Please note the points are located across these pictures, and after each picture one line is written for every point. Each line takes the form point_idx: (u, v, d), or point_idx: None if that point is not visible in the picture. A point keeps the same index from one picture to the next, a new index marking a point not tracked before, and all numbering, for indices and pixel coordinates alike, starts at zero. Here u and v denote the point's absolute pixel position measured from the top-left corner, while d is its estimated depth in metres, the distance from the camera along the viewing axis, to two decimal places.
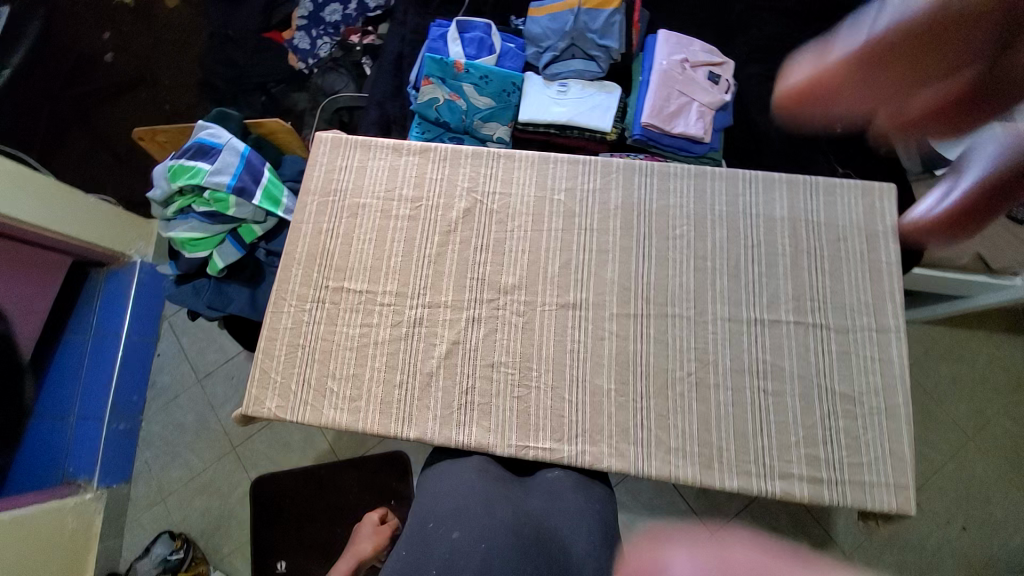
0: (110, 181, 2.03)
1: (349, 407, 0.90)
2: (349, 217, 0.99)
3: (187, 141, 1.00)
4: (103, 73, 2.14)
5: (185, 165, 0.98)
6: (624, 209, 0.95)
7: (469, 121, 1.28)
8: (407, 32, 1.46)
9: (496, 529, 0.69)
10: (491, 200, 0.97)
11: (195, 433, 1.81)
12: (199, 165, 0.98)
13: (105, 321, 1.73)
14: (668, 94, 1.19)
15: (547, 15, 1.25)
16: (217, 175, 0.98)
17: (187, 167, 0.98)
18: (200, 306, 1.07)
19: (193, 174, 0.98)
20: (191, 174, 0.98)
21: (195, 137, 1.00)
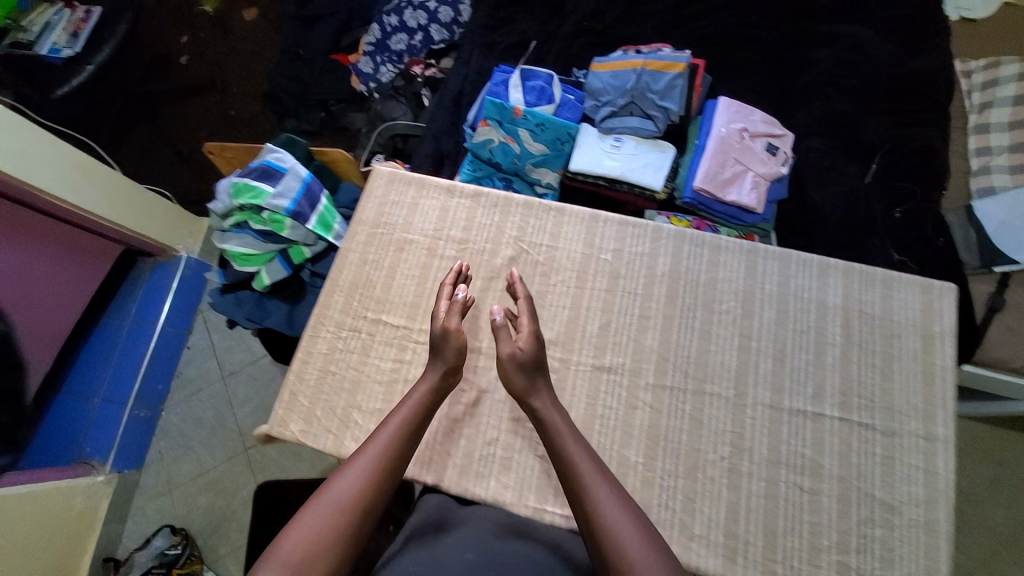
0: (169, 176, 2.13)
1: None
2: (395, 251, 1.01)
3: (255, 162, 1.04)
4: (177, 74, 2.27)
5: (249, 184, 1.02)
6: (670, 276, 0.94)
7: (520, 164, 1.32)
8: (470, 71, 1.52)
9: (510, 559, 0.68)
10: (538, 251, 0.98)
11: (211, 429, 1.82)
12: (263, 185, 1.02)
13: (145, 311, 1.79)
14: (724, 161, 1.19)
15: (609, 73, 1.29)
16: (278, 197, 1.01)
17: (252, 186, 1.02)
18: (240, 317, 1.11)
19: (256, 194, 1.02)
20: (255, 194, 1.02)
21: (262, 160, 1.04)
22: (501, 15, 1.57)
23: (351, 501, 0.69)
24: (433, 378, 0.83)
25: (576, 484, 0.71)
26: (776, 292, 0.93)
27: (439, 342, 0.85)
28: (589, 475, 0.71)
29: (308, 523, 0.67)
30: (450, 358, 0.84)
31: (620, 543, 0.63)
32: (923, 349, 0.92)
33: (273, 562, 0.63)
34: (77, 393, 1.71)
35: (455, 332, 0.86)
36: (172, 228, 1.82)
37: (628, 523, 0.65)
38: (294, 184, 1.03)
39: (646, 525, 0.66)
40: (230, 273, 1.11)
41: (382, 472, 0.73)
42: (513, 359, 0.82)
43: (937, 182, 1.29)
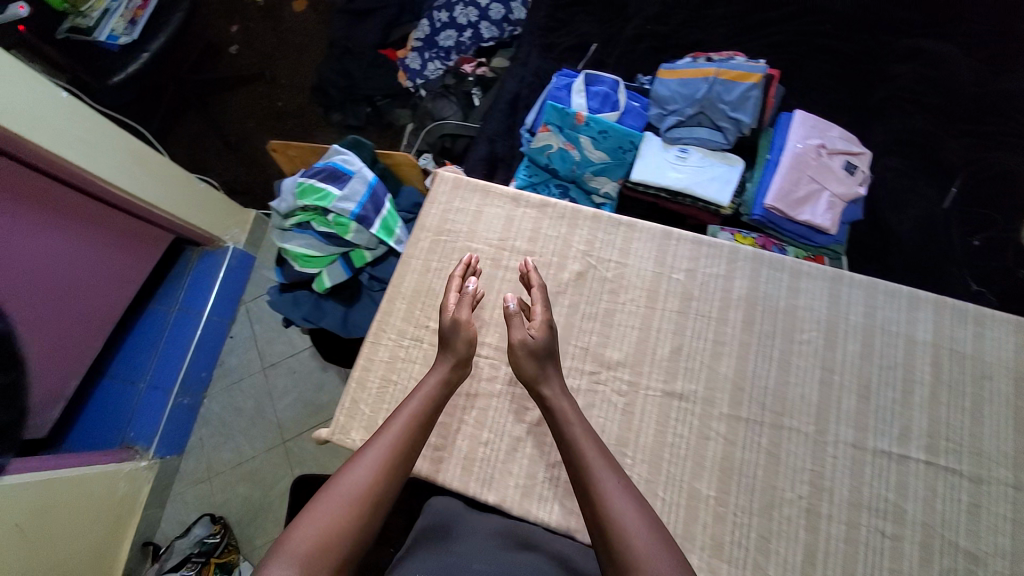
0: (216, 165, 2.15)
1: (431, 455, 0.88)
2: (459, 260, 0.99)
3: (320, 164, 1.04)
4: (227, 63, 2.29)
5: (315, 186, 1.02)
6: (747, 301, 0.90)
7: (579, 172, 1.29)
8: (527, 73, 1.49)
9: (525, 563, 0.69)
10: (606, 267, 0.94)
11: (251, 419, 1.85)
12: (329, 188, 1.02)
13: (191, 301, 1.81)
14: (798, 179, 1.13)
15: (678, 80, 1.23)
16: (344, 201, 1.01)
17: (318, 188, 1.02)
18: (296, 317, 1.12)
19: (322, 196, 1.02)
20: (320, 197, 1.02)
21: (329, 161, 1.04)
22: (561, 15, 1.53)
23: (362, 491, 0.71)
24: (444, 370, 0.85)
25: (586, 474, 0.72)
26: (862, 324, 0.90)
27: (450, 333, 0.86)
28: (598, 467, 0.72)
29: (318, 510, 0.69)
30: (461, 350, 0.86)
31: (628, 532, 0.65)
32: (1018, 393, 0.86)
33: (286, 549, 0.65)
34: (121, 378, 1.74)
35: (465, 324, 0.87)
36: (220, 219, 1.84)
37: (637, 515, 0.67)
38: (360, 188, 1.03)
39: (652, 518, 0.68)
40: (290, 273, 1.11)
41: (391, 464, 0.75)
42: (525, 346, 0.83)
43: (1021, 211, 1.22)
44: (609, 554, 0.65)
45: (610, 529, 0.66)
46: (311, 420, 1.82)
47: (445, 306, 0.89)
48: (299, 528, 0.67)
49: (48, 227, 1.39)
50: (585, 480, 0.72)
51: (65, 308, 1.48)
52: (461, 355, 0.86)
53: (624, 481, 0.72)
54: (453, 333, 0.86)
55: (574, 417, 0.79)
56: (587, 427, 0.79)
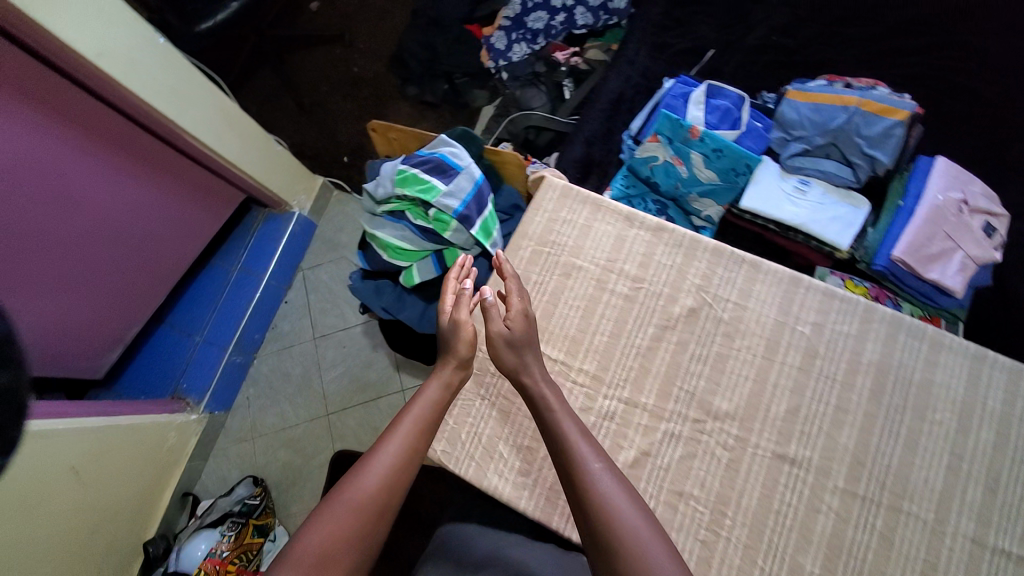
0: (285, 125, 2.12)
1: (513, 479, 0.84)
2: (561, 276, 0.93)
3: (428, 155, 1.00)
4: (306, 20, 2.23)
5: (421, 177, 0.98)
6: (877, 369, 0.83)
7: (683, 191, 1.20)
8: (634, 74, 1.39)
9: None
10: (723, 307, 0.87)
11: (297, 386, 1.85)
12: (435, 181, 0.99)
13: (253, 262, 1.81)
14: (932, 234, 1.03)
15: (812, 104, 1.13)
16: (450, 197, 0.98)
17: (423, 179, 0.98)
18: (376, 306, 1.08)
19: (427, 189, 0.98)
20: (424, 189, 0.98)
21: (437, 153, 1.00)
22: (677, 14, 1.43)
23: (369, 497, 0.74)
24: (446, 374, 0.86)
25: (568, 456, 0.73)
26: (1001, 412, 0.81)
27: (450, 335, 0.86)
28: (583, 451, 0.73)
29: (326, 519, 0.71)
30: (462, 351, 0.85)
31: (617, 522, 0.67)
32: None
33: (298, 550, 0.69)
34: (181, 330, 1.76)
35: (465, 326, 0.86)
36: (288, 184, 1.80)
37: (625, 504, 0.69)
38: (466, 187, 0.99)
39: (643, 510, 0.70)
40: (377, 260, 1.08)
41: (396, 470, 0.77)
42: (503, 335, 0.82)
43: None
44: (595, 540, 0.68)
45: (595, 515, 0.68)
46: (355, 397, 1.81)
47: (443, 307, 0.89)
48: (309, 537, 0.69)
49: (130, 177, 1.36)
50: (564, 459, 0.74)
51: (135, 258, 1.47)
52: (462, 358, 0.85)
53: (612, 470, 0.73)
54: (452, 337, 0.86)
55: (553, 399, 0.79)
56: (567, 407, 0.80)
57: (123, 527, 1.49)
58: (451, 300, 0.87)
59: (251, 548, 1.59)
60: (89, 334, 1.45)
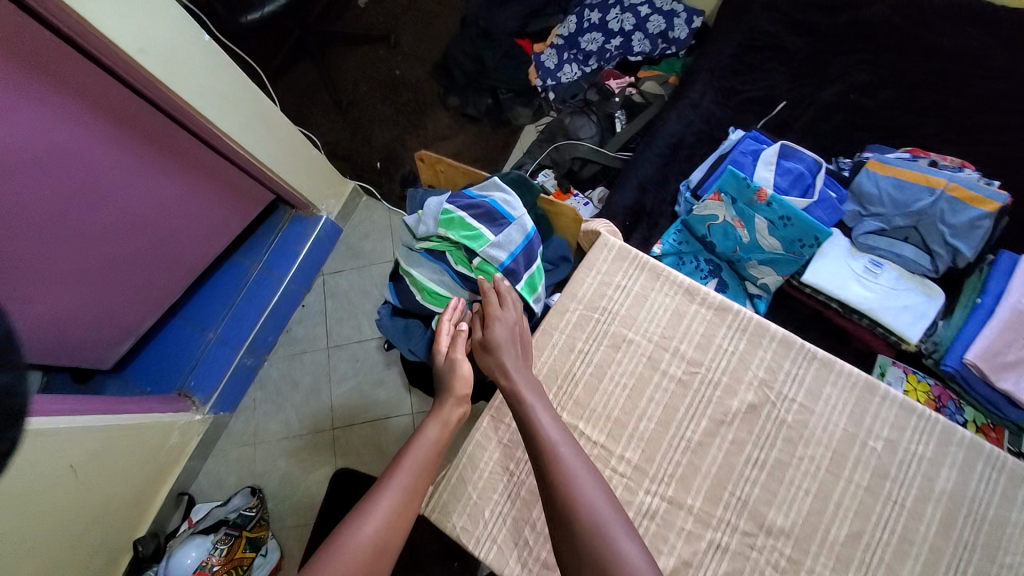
0: (320, 122, 2.06)
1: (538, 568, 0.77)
2: (608, 347, 0.85)
3: (479, 200, 0.95)
4: (353, 16, 2.17)
5: (468, 223, 0.92)
6: (950, 499, 0.75)
7: (740, 255, 1.12)
8: (697, 118, 1.30)
9: None
10: (787, 408, 0.79)
11: (305, 395, 1.79)
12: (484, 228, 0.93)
13: (275, 262, 1.74)
14: (1013, 340, 0.94)
15: (893, 179, 1.04)
16: (498, 247, 0.91)
17: (471, 225, 0.92)
18: (403, 347, 1.03)
19: (474, 236, 0.92)
20: (471, 235, 0.92)
21: (490, 199, 0.95)
22: (748, 59, 1.34)
23: (373, 548, 0.68)
24: (446, 411, 0.83)
25: (538, 441, 0.72)
26: None
27: (446, 374, 0.86)
28: (552, 436, 0.72)
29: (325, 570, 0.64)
30: (458, 388, 0.84)
31: (584, 509, 0.66)
32: None
33: None
34: (196, 325, 1.70)
35: (461, 363, 0.85)
36: (319, 188, 1.73)
37: (593, 491, 0.68)
38: (516, 237, 0.93)
39: (609, 498, 0.68)
40: (411, 300, 1.02)
41: (399, 517, 0.71)
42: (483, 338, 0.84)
43: None
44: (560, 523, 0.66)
45: (562, 500, 0.67)
46: (363, 413, 1.75)
47: (439, 348, 0.89)
48: None
49: (161, 172, 1.25)
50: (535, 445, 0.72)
51: (156, 254, 1.36)
52: (460, 395, 0.84)
53: (580, 457, 0.71)
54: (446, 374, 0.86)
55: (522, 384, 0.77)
56: (540, 393, 0.78)
57: (114, 527, 1.41)
58: (447, 338, 0.88)
59: (243, 562, 1.50)
60: (95, 329, 1.34)
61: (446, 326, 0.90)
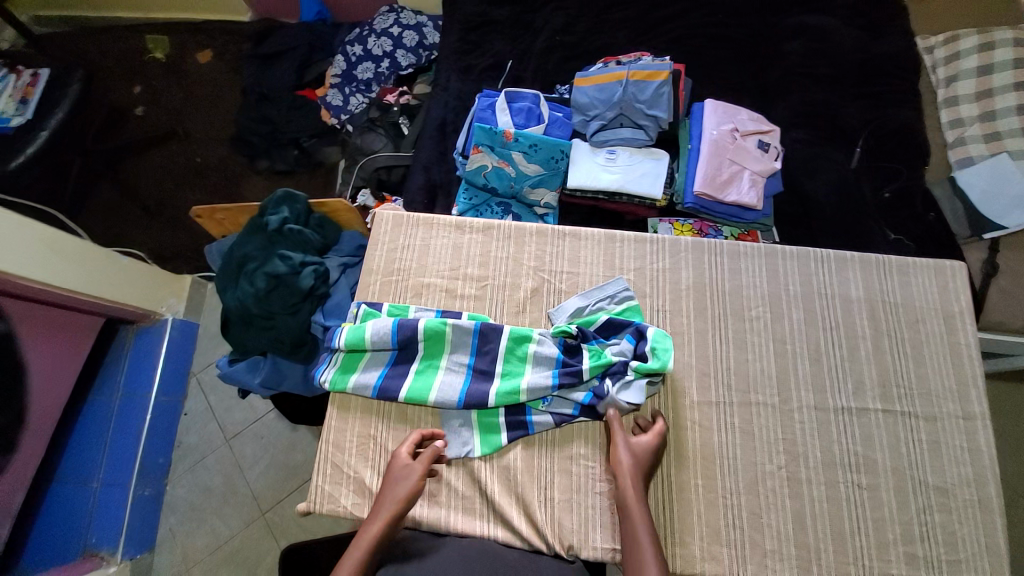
0: (138, 236, 1.93)
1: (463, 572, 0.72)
2: (413, 297, 0.97)
3: (499, 326, 0.89)
4: (136, 125, 2.09)
5: (517, 339, 0.88)
6: (696, 289, 0.93)
7: (517, 188, 1.31)
8: (450, 97, 1.50)
9: None
10: (560, 279, 0.96)
11: (223, 495, 1.55)
12: (544, 359, 0.86)
13: (132, 380, 1.51)
14: (720, 163, 1.20)
15: (593, 86, 1.29)
16: (540, 369, 0.86)
17: (541, 364, 0.86)
18: (254, 384, 1.06)
19: (519, 358, 0.87)
20: (534, 361, 0.87)
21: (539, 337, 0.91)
22: (471, 38, 1.56)
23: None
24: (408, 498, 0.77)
25: (625, 509, 0.74)
26: (801, 291, 0.93)
27: (412, 462, 0.80)
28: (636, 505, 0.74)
29: None
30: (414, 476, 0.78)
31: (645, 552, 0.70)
32: (948, 330, 0.91)
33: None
34: (72, 478, 1.39)
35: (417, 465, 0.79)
36: (149, 290, 1.57)
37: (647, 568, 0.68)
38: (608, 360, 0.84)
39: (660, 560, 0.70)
40: (245, 336, 1.06)
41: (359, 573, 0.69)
42: (639, 448, 0.79)
43: (918, 158, 1.29)
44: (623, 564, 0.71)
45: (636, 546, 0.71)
46: (289, 483, 1.56)
47: (411, 440, 0.82)
48: None
49: None
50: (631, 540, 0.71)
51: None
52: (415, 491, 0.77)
53: (635, 531, 0.72)
54: (403, 477, 0.78)
55: (630, 481, 0.76)
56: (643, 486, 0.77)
57: None
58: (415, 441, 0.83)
59: None
60: None
61: (419, 436, 0.83)
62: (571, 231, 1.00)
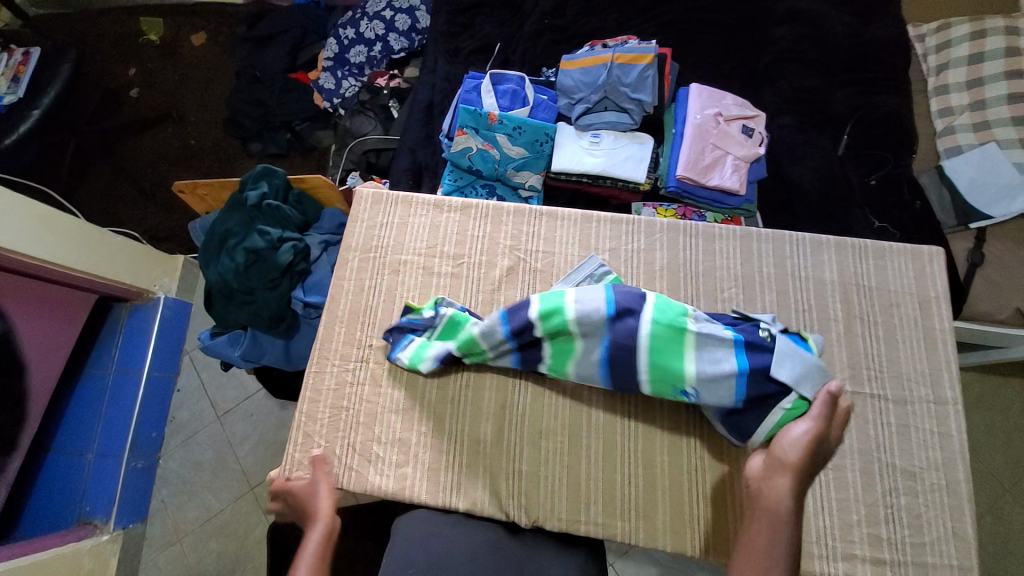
0: (131, 216, 1.93)
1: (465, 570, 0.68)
2: (391, 274, 0.98)
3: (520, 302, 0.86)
4: (131, 108, 2.09)
5: (667, 321, 0.78)
6: (670, 270, 0.94)
7: (501, 170, 1.31)
8: (438, 79, 1.49)
9: None
10: (536, 258, 0.97)
11: (213, 471, 1.54)
12: (703, 342, 0.77)
13: (125, 356, 1.50)
14: (702, 147, 1.19)
15: (579, 68, 1.28)
16: (703, 353, 0.77)
17: (708, 342, 0.77)
18: (235, 356, 1.07)
19: (673, 343, 0.77)
20: (694, 345, 0.77)
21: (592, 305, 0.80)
22: (461, 20, 1.55)
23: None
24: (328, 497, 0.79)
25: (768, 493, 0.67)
26: (774, 274, 0.93)
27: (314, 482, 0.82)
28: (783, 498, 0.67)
29: None
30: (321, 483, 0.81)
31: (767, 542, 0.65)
32: (922, 314, 0.91)
33: None
34: (69, 448, 1.41)
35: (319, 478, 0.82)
36: (140, 269, 1.51)
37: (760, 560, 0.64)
38: (780, 351, 0.76)
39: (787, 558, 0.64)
40: (226, 311, 1.07)
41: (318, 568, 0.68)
42: (815, 438, 0.69)
43: (907, 145, 1.28)
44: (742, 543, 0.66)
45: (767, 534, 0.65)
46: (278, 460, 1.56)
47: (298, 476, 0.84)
48: None
49: None
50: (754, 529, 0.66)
51: None
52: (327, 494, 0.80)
53: (764, 524, 0.66)
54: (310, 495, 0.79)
55: (793, 471, 0.68)
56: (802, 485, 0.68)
57: None
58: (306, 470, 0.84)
59: None
60: None
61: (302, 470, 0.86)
62: (548, 211, 1.00)
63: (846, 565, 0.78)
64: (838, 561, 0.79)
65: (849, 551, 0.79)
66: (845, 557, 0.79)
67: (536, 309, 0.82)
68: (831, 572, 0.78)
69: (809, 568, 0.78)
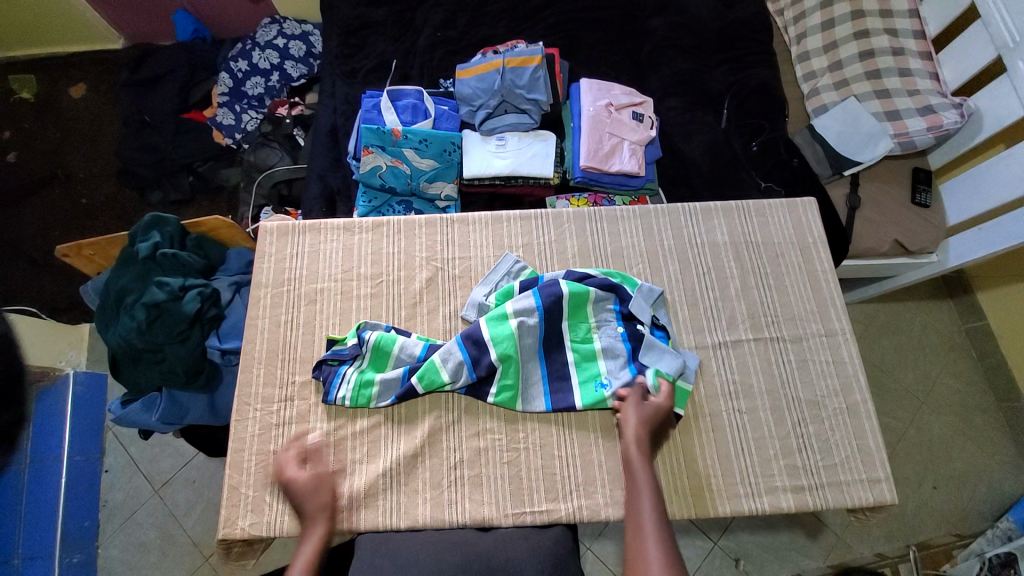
0: (24, 291, 1.74)
1: None
2: (308, 304, 0.96)
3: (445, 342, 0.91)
4: (10, 175, 1.90)
5: (581, 337, 0.91)
6: (582, 256, 0.99)
7: (414, 184, 1.29)
8: (338, 103, 1.47)
9: None
10: (453, 265, 0.98)
11: (160, 550, 1.41)
12: (611, 350, 0.90)
13: (39, 444, 1.32)
14: (599, 137, 1.26)
15: (473, 76, 1.32)
16: (613, 360, 0.89)
17: (610, 354, 0.90)
18: (153, 422, 1.00)
19: (588, 356, 0.89)
20: (605, 354, 0.90)
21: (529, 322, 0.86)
22: (353, 40, 1.54)
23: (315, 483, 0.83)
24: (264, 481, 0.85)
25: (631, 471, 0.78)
26: (674, 245, 1.00)
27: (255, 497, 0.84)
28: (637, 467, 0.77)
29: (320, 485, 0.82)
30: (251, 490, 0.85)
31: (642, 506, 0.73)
32: (805, 259, 1.01)
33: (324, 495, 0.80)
34: None
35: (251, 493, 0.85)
36: (40, 345, 1.40)
37: (640, 501, 0.74)
38: (657, 343, 0.89)
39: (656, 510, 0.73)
40: (136, 375, 1.00)
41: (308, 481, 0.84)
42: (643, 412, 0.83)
43: (779, 111, 1.41)
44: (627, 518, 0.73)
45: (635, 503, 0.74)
46: None
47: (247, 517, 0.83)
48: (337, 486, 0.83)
49: None
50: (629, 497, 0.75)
51: None
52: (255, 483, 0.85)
53: (634, 475, 0.77)
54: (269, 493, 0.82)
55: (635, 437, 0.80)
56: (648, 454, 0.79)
57: None
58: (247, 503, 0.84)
59: None
60: None
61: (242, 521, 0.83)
62: (457, 217, 1.02)
63: (771, 499, 0.84)
64: (762, 497, 0.85)
65: (771, 484, 0.85)
66: (769, 491, 0.85)
67: (489, 339, 0.85)
68: (757, 508, 0.84)
69: (738, 508, 0.84)
